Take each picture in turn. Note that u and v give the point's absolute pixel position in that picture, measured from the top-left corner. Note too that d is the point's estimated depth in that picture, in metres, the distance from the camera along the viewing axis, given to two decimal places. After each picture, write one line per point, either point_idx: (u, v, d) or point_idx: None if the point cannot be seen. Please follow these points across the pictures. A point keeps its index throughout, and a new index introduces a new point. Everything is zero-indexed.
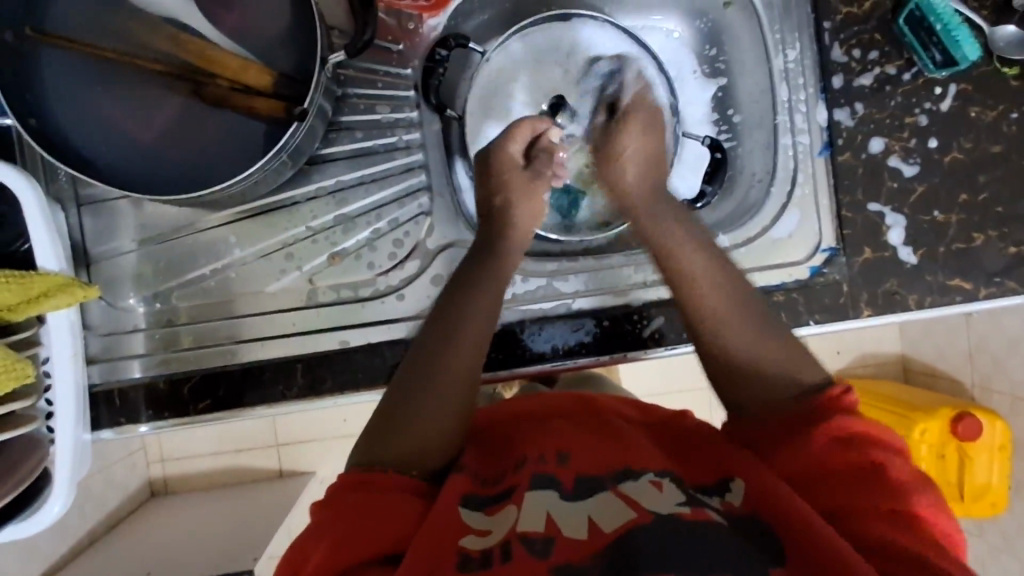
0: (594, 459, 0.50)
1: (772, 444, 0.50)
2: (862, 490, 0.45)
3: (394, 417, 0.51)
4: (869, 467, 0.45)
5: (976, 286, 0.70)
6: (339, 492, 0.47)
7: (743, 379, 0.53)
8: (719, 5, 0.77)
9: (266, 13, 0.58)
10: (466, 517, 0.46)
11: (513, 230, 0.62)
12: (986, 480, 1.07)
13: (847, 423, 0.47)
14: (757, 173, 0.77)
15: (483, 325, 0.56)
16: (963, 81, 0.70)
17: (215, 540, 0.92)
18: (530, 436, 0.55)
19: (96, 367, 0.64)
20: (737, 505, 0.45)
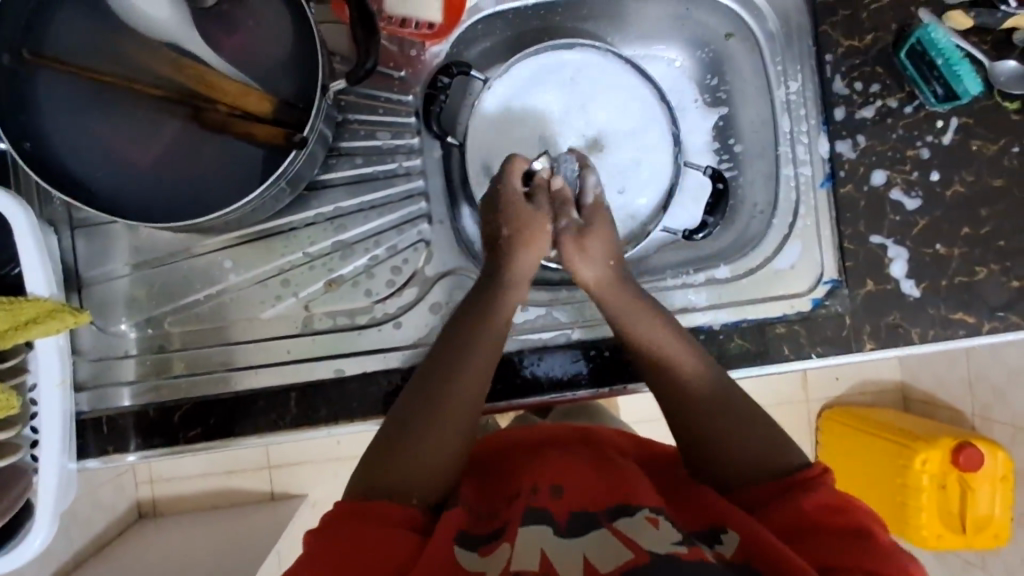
0: (590, 490, 0.49)
1: (764, 502, 0.49)
2: (851, 549, 0.44)
3: (394, 449, 0.50)
4: (858, 530, 0.45)
5: (979, 319, 0.69)
6: (335, 519, 0.45)
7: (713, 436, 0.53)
8: (721, 37, 0.77)
9: (265, 37, 0.57)
10: (460, 557, 0.44)
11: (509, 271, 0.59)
12: (987, 512, 1.06)
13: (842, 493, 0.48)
14: (758, 205, 0.76)
15: (489, 355, 0.55)
16: (964, 114, 0.70)
17: (202, 563, 0.90)
18: (524, 468, 0.54)
19: (84, 394, 0.63)
20: (728, 556, 0.44)
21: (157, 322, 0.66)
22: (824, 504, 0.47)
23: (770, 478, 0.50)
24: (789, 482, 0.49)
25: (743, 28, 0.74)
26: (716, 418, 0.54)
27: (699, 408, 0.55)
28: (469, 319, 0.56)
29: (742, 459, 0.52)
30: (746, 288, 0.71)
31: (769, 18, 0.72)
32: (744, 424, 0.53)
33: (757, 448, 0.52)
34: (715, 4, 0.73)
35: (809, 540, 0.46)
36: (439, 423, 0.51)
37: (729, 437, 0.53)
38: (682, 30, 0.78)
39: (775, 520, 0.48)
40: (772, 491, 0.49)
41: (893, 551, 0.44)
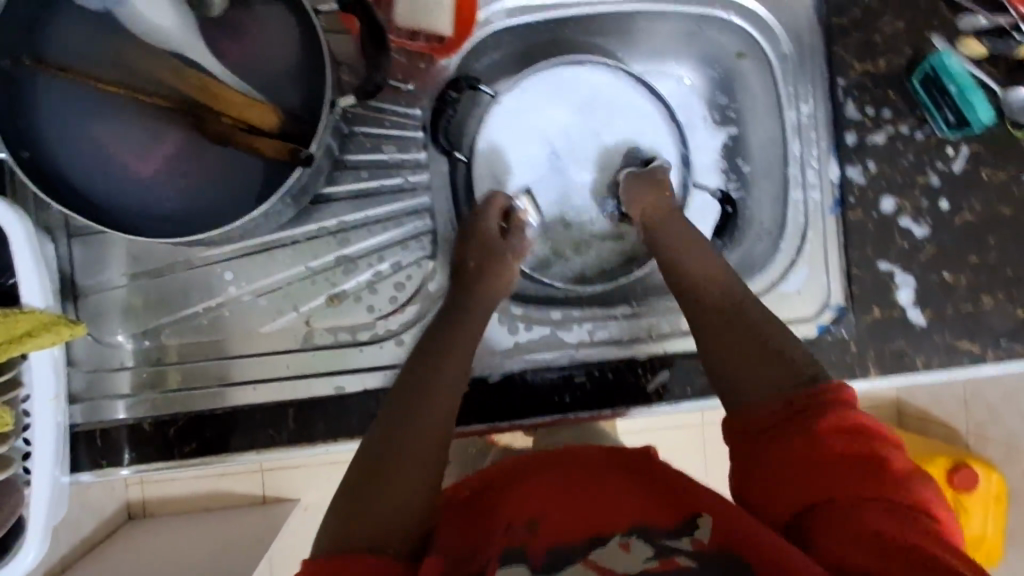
0: (565, 520, 0.48)
1: (763, 445, 0.51)
2: (865, 479, 0.46)
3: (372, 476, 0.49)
4: (868, 459, 0.47)
5: (984, 348, 0.69)
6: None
7: (733, 344, 0.58)
8: (733, 55, 0.76)
9: (273, 48, 0.56)
10: None
11: (498, 282, 0.64)
12: (980, 531, 1.07)
13: (841, 417, 0.50)
14: (765, 226, 0.75)
15: (458, 359, 0.58)
16: (975, 142, 0.70)
17: (194, 565, 0.89)
18: (495, 502, 0.52)
19: (78, 406, 0.62)
20: (706, 542, 0.45)
21: (154, 333, 0.64)
22: (838, 429, 0.49)
23: (782, 389, 0.53)
24: (799, 409, 0.51)
25: (756, 48, 0.74)
26: (739, 334, 0.59)
27: (725, 320, 0.60)
28: (430, 353, 0.58)
29: (754, 382, 0.55)
30: None
31: (783, 39, 0.72)
32: (764, 341, 0.57)
33: (777, 359, 0.56)
34: (728, 23, 0.73)
35: (822, 473, 0.48)
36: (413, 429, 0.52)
37: (745, 350, 0.57)
38: (693, 47, 0.77)
39: (787, 450, 0.50)
40: (785, 415, 0.52)
41: (887, 475, 0.46)
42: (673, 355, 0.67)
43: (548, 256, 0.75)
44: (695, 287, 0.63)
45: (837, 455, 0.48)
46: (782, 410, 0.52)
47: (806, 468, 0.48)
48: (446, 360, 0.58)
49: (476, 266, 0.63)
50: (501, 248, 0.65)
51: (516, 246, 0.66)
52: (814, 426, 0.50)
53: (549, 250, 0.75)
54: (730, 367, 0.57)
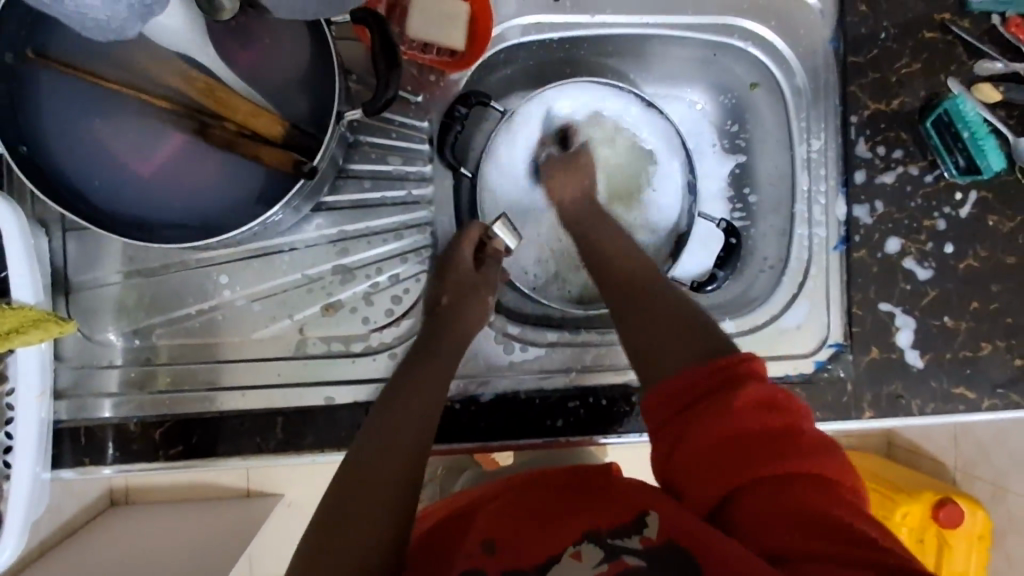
0: (520, 534, 0.46)
1: (678, 426, 0.47)
2: (775, 456, 0.43)
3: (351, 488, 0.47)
4: (776, 432, 0.44)
5: (980, 396, 0.68)
6: None
7: (660, 326, 0.55)
8: (746, 84, 0.75)
9: (283, 56, 0.55)
10: None
11: (478, 307, 0.63)
12: (962, 568, 1.07)
13: (755, 389, 0.46)
14: (769, 259, 0.75)
15: (438, 368, 0.57)
16: (984, 188, 0.69)
17: (176, 554, 0.89)
18: (457, 522, 0.51)
19: (64, 403, 0.61)
20: (654, 540, 0.43)
21: (145, 333, 0.63)
22: (747, 405, 0.45)
23: (693, 367, 0.49)
24: (713, 385, 0.47)
25: (770, 79, 0.73)
26: (662, 320, 0.55)
27: (646, 308, 0.57)
28: (415, 360, 0.58)
29: (675, 362, 0.51)
30: (749, 345, 0.70)
31: (799, 73, 0.71)
32: (684, 324, 0.54)
33: (682, 339, 0.53)
34: (743, 52, 0.72)
35: (733, 456, 0.44)
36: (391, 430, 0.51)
37: (659, 331, 0.54)
38: (706, 73, 0.76)
39: (699, 431, 0.45)
40: (685, 396, 0.48)
41: (806, 447, 0.43)
42: None
43: (546, 274, 0.75)
44: (630, 276, 0.61)
45: (753, 430, 0.44)
46: (687, 389, 0.48)
47: (723, 445, 0.44)
48: (426, 365, 0.57)
49: (448, 304, 0.62)
50: (475, 280, 0.64)
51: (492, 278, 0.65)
52: (719, 406, 0.45)
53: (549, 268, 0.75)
54: (658, 350, 0.53)
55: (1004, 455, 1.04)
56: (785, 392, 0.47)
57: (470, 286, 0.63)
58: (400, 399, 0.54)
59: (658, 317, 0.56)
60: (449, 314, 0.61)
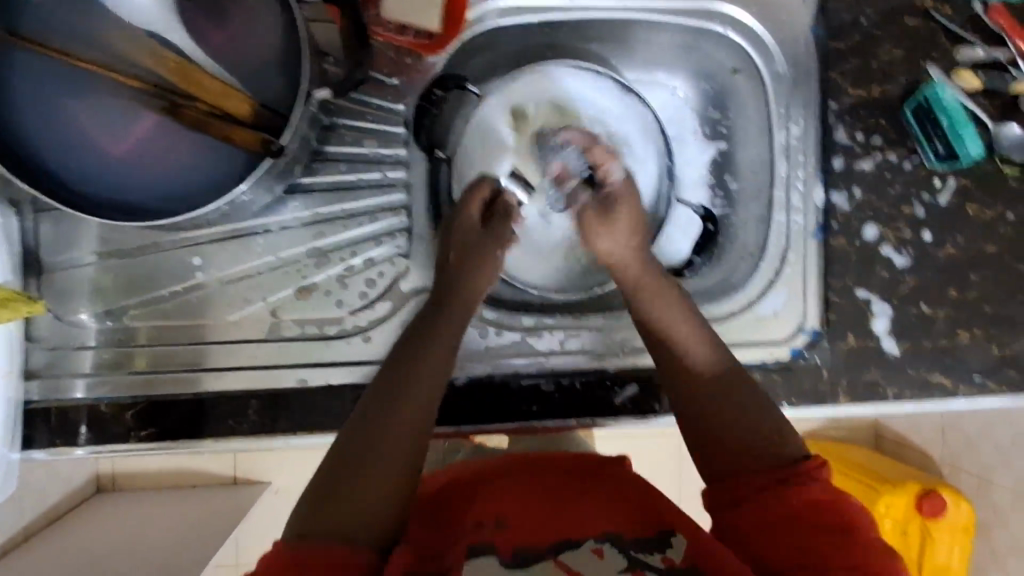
0: (536, 526, 0.53)
1: (736, 501, 0.53)
2: (829, 548, 0.48)
3: (349, 463, 0.48)
4: (836, 528, 0.49)
5: (957, 384, 0.69)
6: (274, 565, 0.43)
7: (711, 399, 0.57)
8: (727, 71, 0.74)
9: (255, 34, 0.55)
10: None
11: (487, 265, 0.61)
12: (945, 560, 1.08)
13: (818, 486, 0.51)
14: (748, 247, 0.73)
15: (444, 353, 0.55)
16: (964, 176, 0.69)
17: (161, 542, 0.89)
18: (468, 496, 0.57)
19: (36, 383, 0.61)
20: (677, 561, 0.49)
21: (117, 315, 0.63)
22: (810, 500, 0.50)
23: (756, 453, 0.54)
24: (782, 472, 0.52)
25: (750, 65, 0.72)
26: (726, 407, 0.56)
27: (694, 374, 0.58)
28: (417, 333, 0.57)
29: (734, 436, 0.55)
30: (726, 331, 0.70)
31: (779, 58, 0.70)
32: (730, 392, 0.57)
33: (754, 431, 0.55)
34: (724, 38, 0.71)
35: (788, 539, 0.49)
36: (396, 412, 0.51)
37: (727, 422, 0.56)
38: (689, 60, 0.75)
39: (759, 512, 0.51)
40: (755, 487, 0.52)
41: (867, 542, 0.48)
42: (650, 372, 0.67)
43: (524, 260, 0.74)
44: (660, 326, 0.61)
45: (807, 516, 0.49)
46: (754, 476, 0.53)
47: (780, 526, 0.50)
48: (432, 339, 0.56)
49: (455, 260, 0.60)
50: (476, 238, 0.61)
51: (496, 236, 0.62)
52: (784, 497, 0.51)
53: (526, 255, 0.74)
54: (711, 422, 0.56)
55: (988, 448, 1.04)
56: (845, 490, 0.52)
57: (478, 243, 0.61)
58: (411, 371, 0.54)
59: (723, 403, 0.56)
60: (455, 272, 0.60)
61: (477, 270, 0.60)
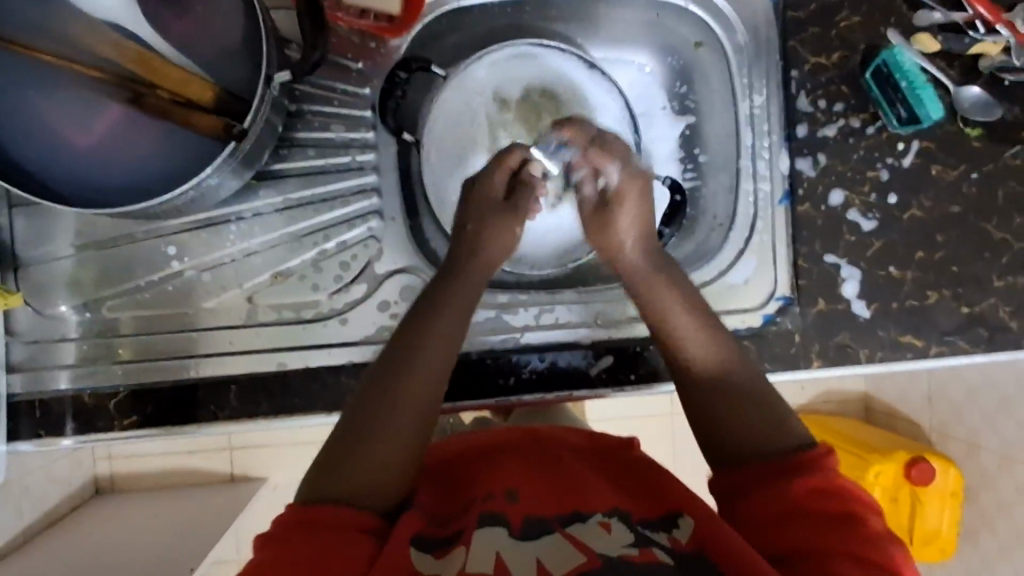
0: (543, 499, 0.53)
1: (743, 492, 0.52)
2: (839, 537, 0.46)
3: (356, 431, 0.51)
4: (846, 517, 0.47)
5: (928, 343, 0.69)
6: (285, 528, 0.46)
7: (723, 412, 0.55)
8: (690, 45, 0.76)
9: (215, 22, 0.56)
10: (416, 561, 0.46)
11: (507, 236, 0.61)
12: (936, 527, 1.08)
13: (828, 480, 0.49)
14: (718, 217, 0.76)
15: (450, 335, 0.56)
16: (926, 139, 0.70)
17: (157, 541, 0.90)
18: (475, 470, 0.58)
19: (19, 376, 0.62)
20: (683, 542, 0.48)
21: (96, 306, 0.64)
22: (814, 491, 0.49)
23: (770, 461, 0.52)
24: (789, 466, 0.51)
25: (712, 37, 0.73)
26: (740, 406, 0.54)
27: (705, 390, 0.56)
28: (426, 302, 0.57)
29: (749, 447, 0.53)
30: None
31: (739, 29, 0.72)
32: (743, 404, 0.55)
33: (765, 440, 0.53)
34: (685, 12, 0.73)
35: (795, 529, 0.48)
36: (406, 388, 0.53)
37: (741, 422, 0.54)
38: (653, 36, 0.77)
39: (765, 502, 0.50)
40: (767, 479, 0.51)
41: (874, 534, 0.47)
42: (626, 343, 0.68)
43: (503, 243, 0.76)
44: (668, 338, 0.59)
45: (811, 508, 0.48)
46: (762, 474, 0.51)
47: (783, 514, 0.49)
48: (445, 311, 0.57)
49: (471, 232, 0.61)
50: (496, 208, 0.61)
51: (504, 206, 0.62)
52: (794, 486, 0.49)
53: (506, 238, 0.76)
54: (722, 434, 0.54)
55: (973, 414, 1.03)
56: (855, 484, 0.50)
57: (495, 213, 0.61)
58: (412, 349, 0.54)
59: (737, 404, 0.55)
60: (467, 241, 0.61)
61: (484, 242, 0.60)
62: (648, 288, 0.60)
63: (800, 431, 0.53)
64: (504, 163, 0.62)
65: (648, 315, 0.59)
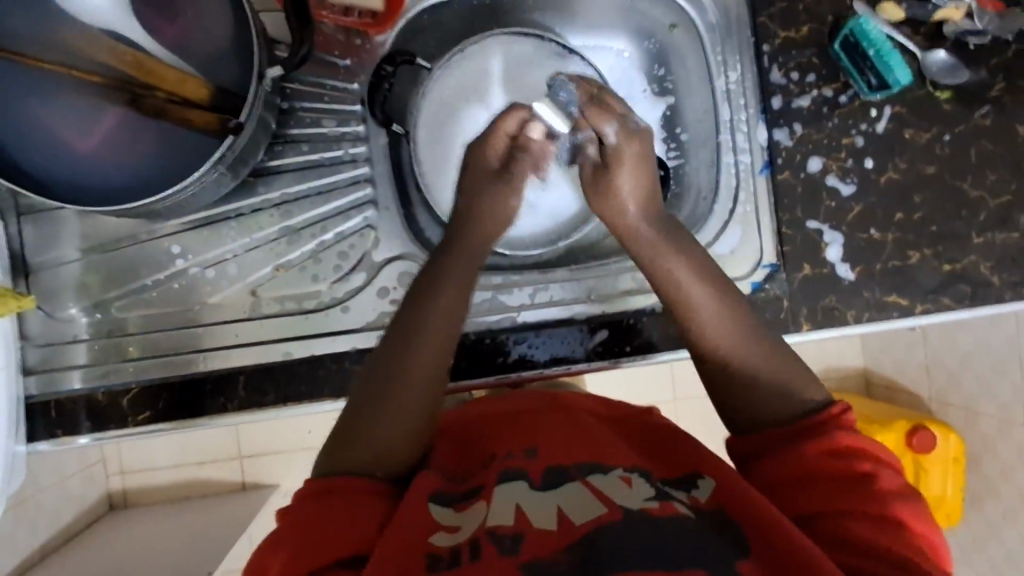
0: (561, 453, 0.55)
1: (764, 448, 0.53)
2: (849, 495, 0.48)
3: (365, 409, 0.54)
4: (859, 475, 0.49)
5: (912, 302, 0.71)
6: (304, 499, 0.49)
7: (736, 384, 0.56)
8: (665, 28, 0.79)
9: (206, 25, 0.59)
10: (435, 515, 0.50)
11: (495, 219, 0.63)
12: (940, 492, 1.09)
13: (848, 439, 0.50)
14: (703, 190, 0.79)
15: (451, 314, 0.57)
16: (897, 104, 0.72)
17: (171, 553, 0.91)
18: (497, 432, 0.61)
19: (33, 379, 0.64)
20: (703, 501, 0.49)
21: (105, 307, 0.66)
22: (835, 451, 0.50)
23: (778, 429, 0.53)
24: (805, 427, 0.52)
25: (685, 19, 0.77)
26: (753, 379, 0.55)
27: (722, 360, 0.57)
28: (428, 279, 0.59)
29: (758, 415, 0.54)
30: None
31: (709, 8, 0.74)
32: (756, 378, 0.55)
33: (772, 411, 0.54)
34: None
35: (812, 489, 0.50)
36: (408, 370, 0.55)
37: (754, 392, 0.55)
38: (628, 21, 0.80)
39: (786, 461, 0.51)
40: (778, 440, 0.53)
41: (890, 492, 0.48)
42: (619, 317, 0.70)
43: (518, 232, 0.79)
44: (688, 303, 0.58)
45: (829, 467, 0.49)
46: (781, 433, 0.53)
47: (801, 474, 0.50)
48: (443, 289, 0.58)
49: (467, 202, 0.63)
50: (484, 178, 0.63)
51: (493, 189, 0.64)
52: (808, 447, 0.51)
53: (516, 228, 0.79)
54: (733, 402, 0.56)
55: (970, 380, 1.04)
56: (875, 444, 0.51)
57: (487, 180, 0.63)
58: (422, 329, 0.56)
59: (749, 376, 0.55)
60: (466, 216, 0.63)
61: (474, 220, 0.62)
62: (653, 261, 0.60)
63: (812, 397, 0.54)
64: (500, 126, 0.63)
65: (661, 287, 0.60)
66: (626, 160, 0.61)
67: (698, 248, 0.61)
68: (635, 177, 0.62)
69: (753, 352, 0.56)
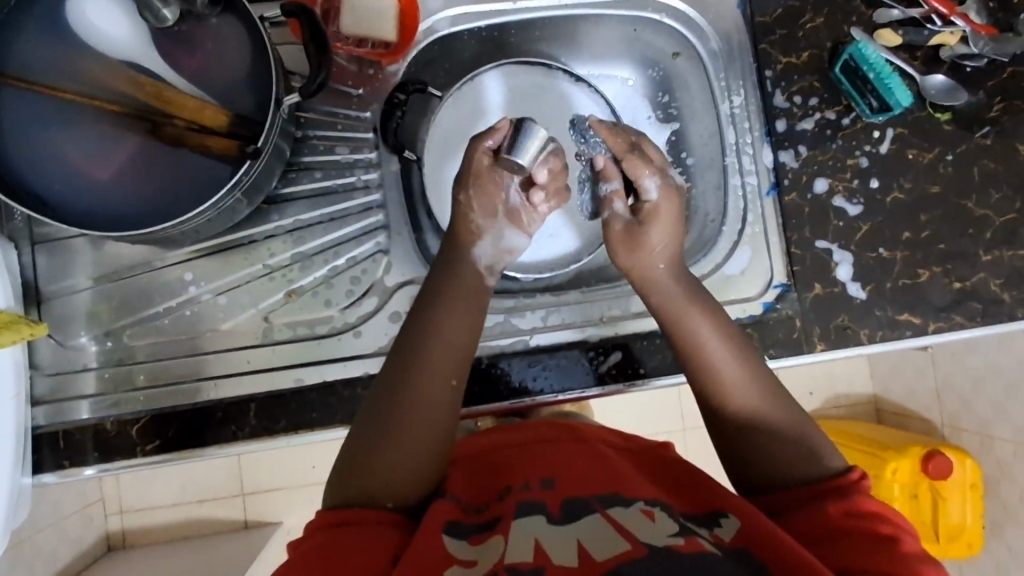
0: (580, 484, 0.54)
1: (788, 505, 0.52)
2: (876, 553, 0.46)
3: (379, 433, 0.53)
4: (881, 535, 0.47)
5: (924, 320, 0.71)
6: (316, 530, 0.49)
7: (749, 440, 0.56)
8: (669, 56, 0.82)
9: (225, 56, 0.60)
10: (452, 548, 0.48)
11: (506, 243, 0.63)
12: (959, 520, 1.06)
13: (871, 504, 0.49)
14: (711, 214, 0.80)
15: (458, 340, 0.57)
16: (899, 125, 0.73)
17: None
18: (512, 459, 0.59)
19: (41, 409, 0.63)
20: (727, 539, 0.48)
21: (117, 335, 0.66)
22: (861, 511, 0.49)
23: (796, 485, 0.53)
24: (826, 490, 0.51)
25: (688, 47, 0.79)
26: (749, 423, 0.56)
27: (734, 416, 0.57)
28: (438, 300, 0.59)
29: (774, 471, 0.54)
30: None
31: (712, 37, 0.77)
32: (769, 434, 0.55)
33: (788, 466, 0.54)
34: (661, 26, 0.78)
35: (832, 545, 0.47)
36: (422, 396, 0.54)
37: (763, 448, 0.55)
38: (632, 50, 0.83)
39: (807, 521, 0.50)
40: (799, 499, 0.52)
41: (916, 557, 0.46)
42: (629, 339, 0.69)
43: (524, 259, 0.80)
44: (698, 355, 0.59)
45: (853, 526, 0.48)
46: (804, 494, 0.52)
47: (825, 529, 0.49)
48: (459, 322, 0.58)
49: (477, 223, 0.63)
50: (494, 195, 0.64)
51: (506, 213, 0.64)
52: (831, 507, 0.50)
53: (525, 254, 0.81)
54: (747, 458, 0.55)
55: (981, 404, 1.03)
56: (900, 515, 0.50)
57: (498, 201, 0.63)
58: (431, 362, 0.56)
59: (760, 431, 0.55)
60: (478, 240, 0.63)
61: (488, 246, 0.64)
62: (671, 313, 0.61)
63: (827, 460, 0.54)
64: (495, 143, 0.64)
65: (677, 335, 0.61)
66: (661, 216, 0.65)
67: (713, 302, 0.62)
68: (664, 225, 0.64)
69: (766, 409, 0.56)
